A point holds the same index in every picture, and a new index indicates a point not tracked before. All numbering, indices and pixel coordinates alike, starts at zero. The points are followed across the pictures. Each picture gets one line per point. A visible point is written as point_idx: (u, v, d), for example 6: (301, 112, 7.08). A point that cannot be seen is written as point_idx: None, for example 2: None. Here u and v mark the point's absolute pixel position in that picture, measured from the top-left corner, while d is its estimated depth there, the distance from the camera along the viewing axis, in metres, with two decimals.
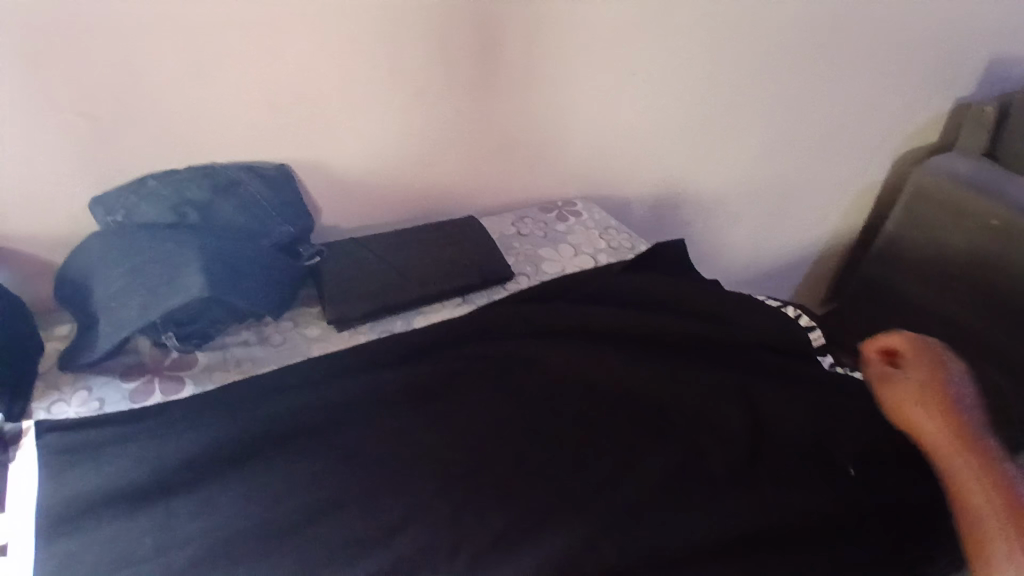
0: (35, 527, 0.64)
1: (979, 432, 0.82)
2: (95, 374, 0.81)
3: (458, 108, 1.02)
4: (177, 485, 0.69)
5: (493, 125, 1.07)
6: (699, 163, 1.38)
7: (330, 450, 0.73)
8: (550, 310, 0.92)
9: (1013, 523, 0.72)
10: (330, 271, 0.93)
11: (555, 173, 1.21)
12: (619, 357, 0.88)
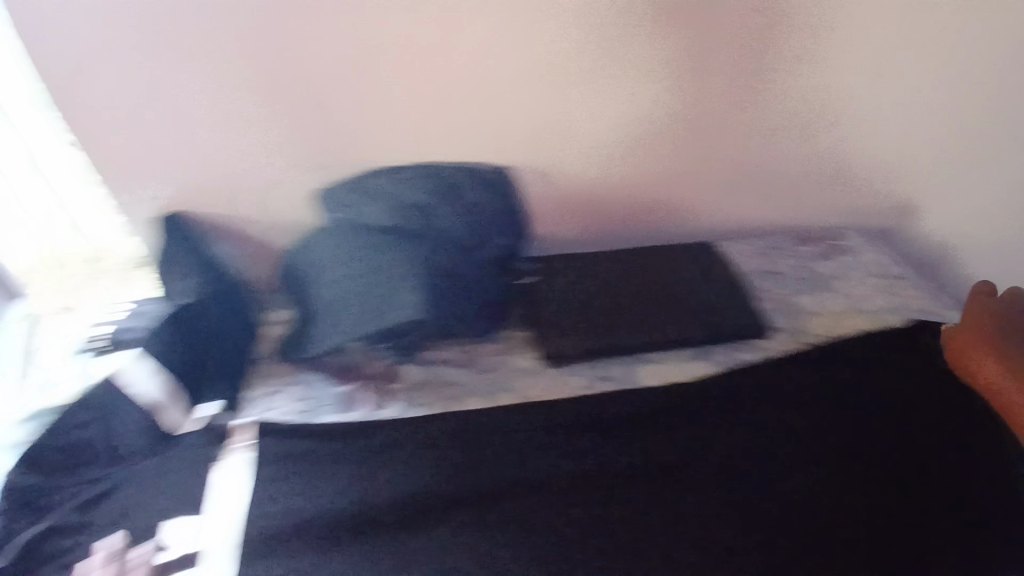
0: (235, 542, 0.60)
1: None
2: (309, 370, 0.77)
3: (717, 114, 0.83)
4: (370, 529, 0.61)
5: (755, 136, 0.86)
6: None
7: (534, 528, 0.60)
8: (811, 386, 0.72)
9: None
10: (546, 295, 0.81)
11: (819, 198, 0.95)
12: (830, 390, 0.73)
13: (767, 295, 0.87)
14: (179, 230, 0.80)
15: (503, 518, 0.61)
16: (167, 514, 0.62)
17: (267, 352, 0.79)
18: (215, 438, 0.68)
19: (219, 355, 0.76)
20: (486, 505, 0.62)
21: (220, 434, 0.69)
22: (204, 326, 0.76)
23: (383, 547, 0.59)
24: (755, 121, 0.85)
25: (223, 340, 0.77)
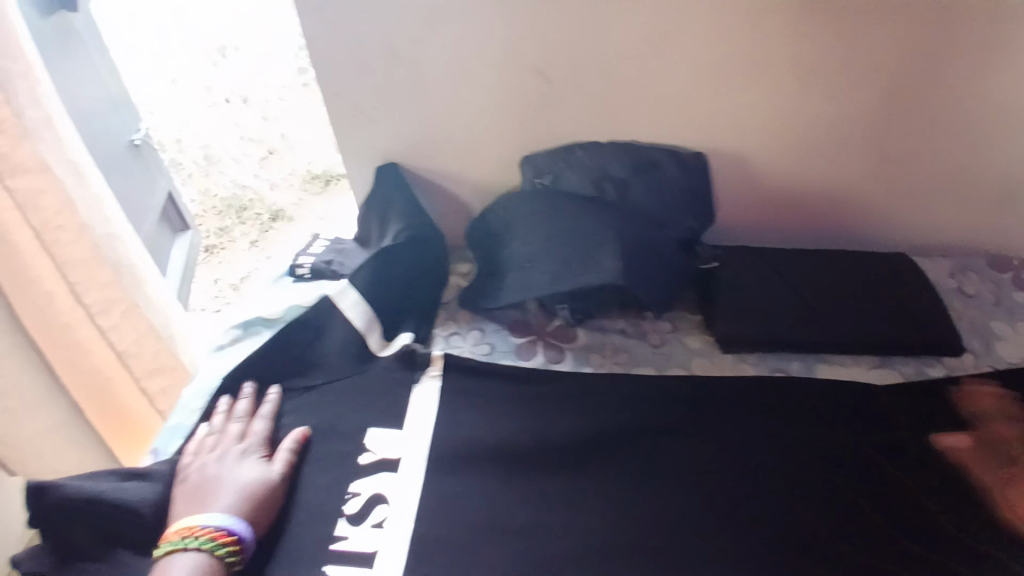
0: (428, 458, 0.65)
1: None
2: (488, 320, 0.83)
3: (930, 120, 0.80)
4: (543, 465, 0.64)
5: (967, 147, 0.82)
6: None
7: (702, 498, 0.61)
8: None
9: None
10: (726, 280, 0.80)
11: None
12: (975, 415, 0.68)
13: (957, 315, 0.82)
14: (392, 175, 0.88)
15: (670, 482, 0.63)
16: (370, 426, 0.68)
17: (453, 298, 0.86)
18: (410, 363, 0.73)
19: (417, 293, 0.82)
20: (653, 466, 0.64)
21: (417, 361, 0.74)
22: (402, 264, 0.81)
23: (554, 486, 0.63)
24: (976, 134, 0.80)
25: (419, 280, 0.83)
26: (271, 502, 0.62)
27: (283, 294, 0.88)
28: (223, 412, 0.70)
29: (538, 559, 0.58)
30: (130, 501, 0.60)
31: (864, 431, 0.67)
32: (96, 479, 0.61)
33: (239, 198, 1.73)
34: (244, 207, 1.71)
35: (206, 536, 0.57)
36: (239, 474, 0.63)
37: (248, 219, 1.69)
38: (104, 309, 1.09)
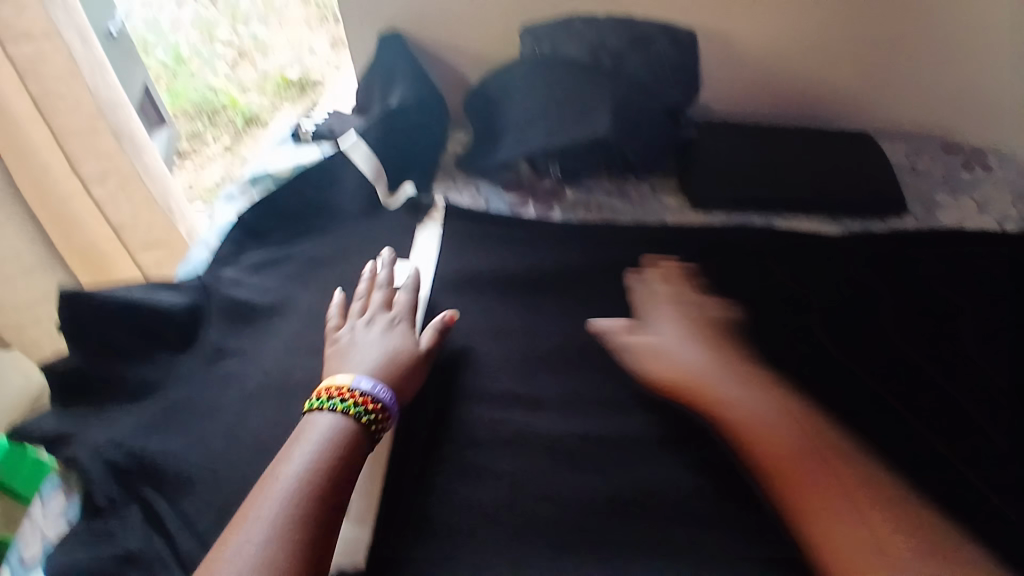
0: (429, 282, 0.73)
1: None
2: (482, 179, 0.89)
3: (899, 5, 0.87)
4: (527, 290, 0.72)
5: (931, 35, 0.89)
6: None
7: (664, 314, 0.70)
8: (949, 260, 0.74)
9: None
10: (704, 147, 0.88)
11: (980, 114, 0.94)
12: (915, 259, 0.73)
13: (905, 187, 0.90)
14: (394, 39, 0.92)
15: (636, 302, 0.71)
16: (379, 259, 0.75)
17: (452, 161, 0.92)
18: (414, 208, 0.80)
19: (422, 151, 0.87)
20: (621, 288, 0.72)
21: (421, 207, 0.81)
22: (410, 120, 0.85)
23: (535, 305, 0.71)
24: (940, 21, 0.87)
25: (424, 140, 0.88)
26: (417, 375, 0.60)
27: (288, 155, 0.92)
28: (368, 279, 0.68)
29: (516, 357, 0.66)
30: (165, 305, 0.67)
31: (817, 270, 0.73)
32: (137, 288, 0.68)
33: (208, 100, 1.56)
34: (214, 109, 1.57)
35: (342, 397, 0.53)
36: (384, 338, 0.61)
37: (219, 123, 1.59)
38: (100, 179, 1.09)
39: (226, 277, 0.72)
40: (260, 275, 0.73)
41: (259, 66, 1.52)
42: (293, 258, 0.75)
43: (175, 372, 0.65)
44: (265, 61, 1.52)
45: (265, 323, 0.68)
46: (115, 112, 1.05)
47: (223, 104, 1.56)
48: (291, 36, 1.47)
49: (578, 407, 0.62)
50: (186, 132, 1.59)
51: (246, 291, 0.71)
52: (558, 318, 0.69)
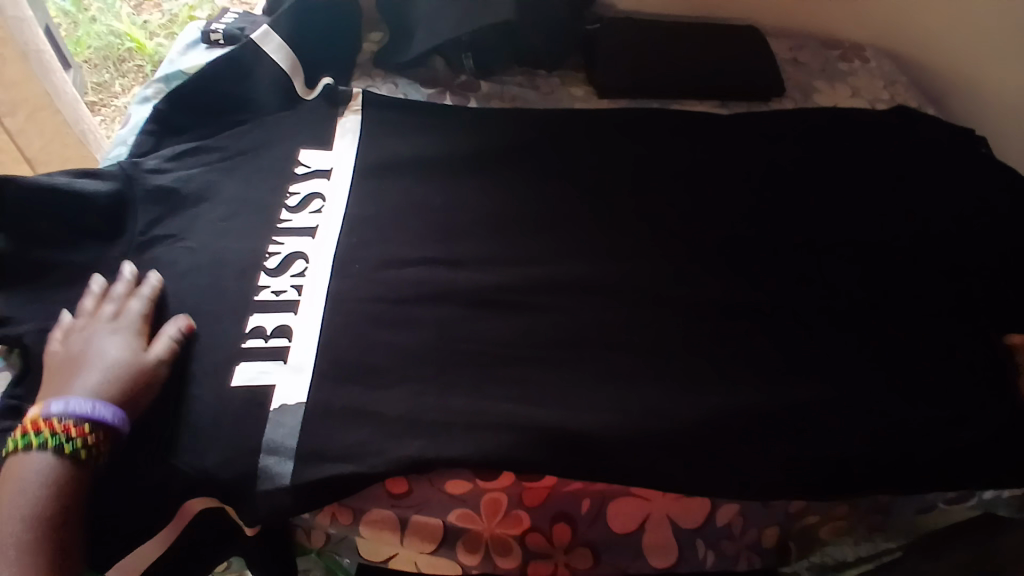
0: (351, 167, 0.76)
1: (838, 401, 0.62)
2: (400, 76, 0.91)
3: None
4: (441, 169, 0.77)
5: None
6: None
7: (568, 184, 0.76)
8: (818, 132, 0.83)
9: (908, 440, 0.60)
10: (608, 38, 0.92)
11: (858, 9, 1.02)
12: (789, 140, 0.82)
13: (788, 75, 0.98)
14: None
15: (544, 176, 0.77)
16: (299, 148, 0.78)
17: (368, 59, 0.93)
18: (334, 98, 0.83)
19: (337, 45, 0.89)
20: (530, 167, 0.78)
21: (340, 98, 0.83)
22: (321, 13, 0.87)
23: (448, 181, 0.76)
24: None
25: (337, 35, 0.90)
26: (149, 384, 0.55)
27: (200, 57, 0.91)
28: (97, 292, 0.61)
29: (431, 227, 0.71)
30: (85, 191, 0.68)
31: (706, 147, 0.81)
32: (54, 176, 0.69)
33: (113, 45, 1.35)
34: (120, 54, 1.36)
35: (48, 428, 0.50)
36: (108, 351, 0.55)
37: (129, 72, 1.37)
38: (10, 109, 1.02)
39: (145, 164, 0.72)
40: (178, 163, 0.75)
41: (166, 10, 1.38)
42: (211, 148, 0.77)
43: (106, 256, 0.67)
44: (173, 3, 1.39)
45: (190, 206, 0.71)
46: (20, 29, 0.97)
47: (130, 49, 1.36)
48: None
49: (496, 264, 0.68)
50: (94, 84, 1.35)
51: (167, 178, 0.72)
52: (470, 192, 0.75)
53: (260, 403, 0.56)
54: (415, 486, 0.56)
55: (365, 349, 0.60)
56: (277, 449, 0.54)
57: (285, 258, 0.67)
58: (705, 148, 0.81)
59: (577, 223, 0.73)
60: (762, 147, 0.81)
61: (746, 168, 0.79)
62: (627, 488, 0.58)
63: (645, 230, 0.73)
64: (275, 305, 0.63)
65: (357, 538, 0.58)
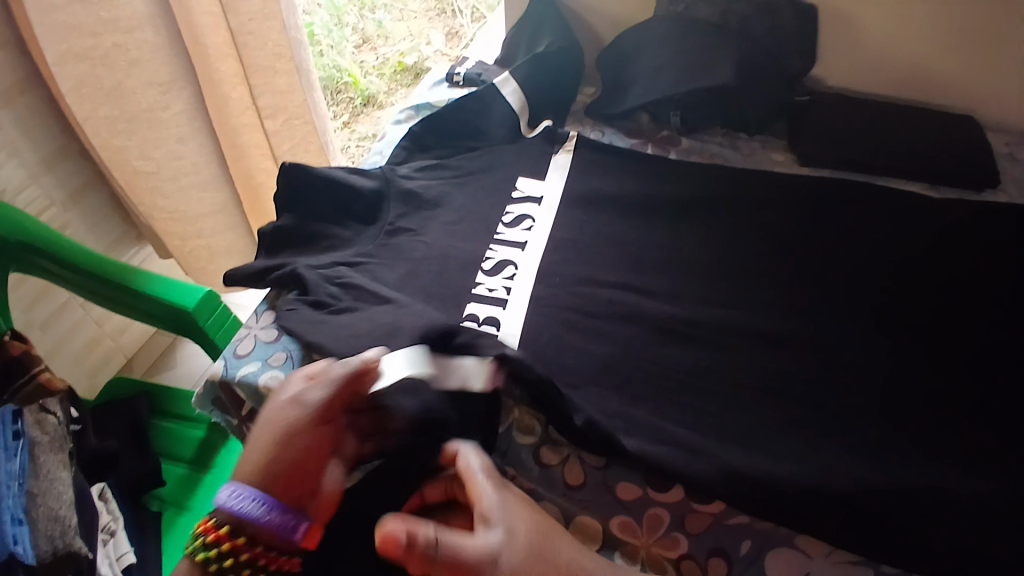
0: (559, 196, 0.87)
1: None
2: (608, 125, 1.02)
3: None
4: (635, 209, 0.85)
5: None
6: None
7: (757, 240, 0.80)
8: None
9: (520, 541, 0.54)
10: (815, 111, 0.96)
11: None
12: (1007, 232, 0.78)
13: (1012, 166, 0.92)
14: None
15: (732, 230, 0.81)
16: (518, 175, 0.90)
17: (580, 109, 1.05)
18: (552, 137, 0.95)
19: (557, 95, 1.02)
20: (720, 219, 0.83)
21: (556, 138, 0.95)
22: (553, 66, 1.01)
23: (641, 222, 0.83)
24: None
25: (561, 87, 1.03)
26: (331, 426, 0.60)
27: (443, 94, 1.09)
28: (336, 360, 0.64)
29: (621, 258, 0.78)
30: (356, 185, 0.85)
31: (908, 225, 0.80)
32: (334, 169, 0.86)
33: (334, 77, 1.70)
34: (338, 86, 1.71)
35: (208, 536, 0.56)
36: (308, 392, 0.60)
37: (341, 102, 1.72)
38: (271, 112, 1.28)
39: (399, 172, 0.89)
40: (423, 174, 0.90)
41: (380, 53, 1.74)
42: (449, 166, 0.92)
43: (360, 236, 0.83)
44: (388, 48, 1.74)
45: (427, 209, 0.85)
46: (297, 50, 1.21)
47: (347, 82, 1.71)
48: (414, 29, 1.74)
49: (678, 300, 0.73)
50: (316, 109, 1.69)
51: (414, 184, 0.88)
52: (660, 234, 0.81)
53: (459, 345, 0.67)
54: (589, 478, 0.63)
55: (560, 351, 0.69)
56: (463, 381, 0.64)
57: (497, 263, 0.78)
58: (907, 226, 0.80)
59: (764, 278, 0.76)
60: (974, 233, 0.78)
61: (953, 252, 0.77)
62: (790, 535, 0.58)
63: (833, 293, 0.74)
64: (487, 300, 0.74)
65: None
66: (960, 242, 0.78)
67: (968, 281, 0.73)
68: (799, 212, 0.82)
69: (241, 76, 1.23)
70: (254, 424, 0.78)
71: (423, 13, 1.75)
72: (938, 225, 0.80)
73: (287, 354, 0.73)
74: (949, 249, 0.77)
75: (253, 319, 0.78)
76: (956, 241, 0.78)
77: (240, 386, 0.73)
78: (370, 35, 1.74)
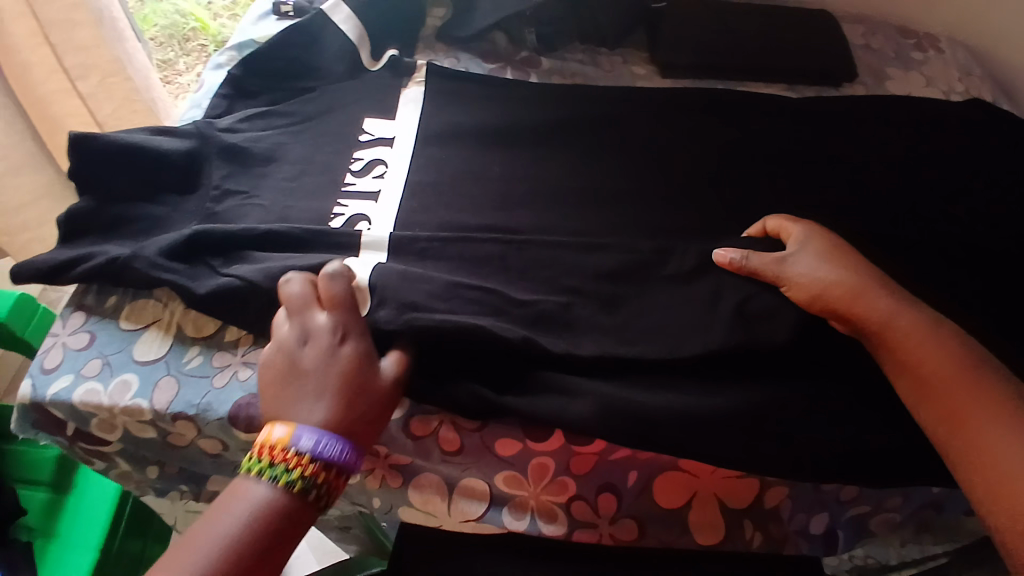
0: (414, 135, 0.78)
1: (548, 489, 0.59)
2: (462, 50, 0.92)
3: None
4: (498, 141, 0.78)
5: None
6: None
7: (624, 163, 0.76)
8: (878, 122, 0.81)
9: (529, 472, 0.58)
10: (672, 19, 0.91)
11: None
12: (851, 131, 0.80)
13: (861, 60, 0.93)
14: None
15: (597, 155, 0.77)
16: (364, 116, 0.79)
17: (430, 33, 0.94)
18: (398, 69, 0.84)
19: (399, 16, 0.90)
20: (584, 143, 0.78)
21: (404, 70, 0.85)
22: None
23: (505, 156, 0.76)
24: None
25: (404, 7, 0.91)
26: (363, 392, 0.53)
27: (270, 28, 0.93)
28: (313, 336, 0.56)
29: (487, 198, 0.72)
30: (163, 149, 0.73)
31: (766, 131, 0.80)
32: (137, 133, 0.74)
33: (177, 24, 1.42)
34: (185, 33, 1.42)
35: (281, 459, 0.49)
36: (317, 321, 0.55)
37: (193, 51, 1.43)
38: (83, 73, 1.05)
39: (218, 125, 0.77)
40: (251, 124, 0.78)
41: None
42: (281, 112, 0.80)
43: (178, 212, 0.72)
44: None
45: (260, 166, 0.75)
46: None
47: (194, 28, 1.43)
48: None
49: (549, 234, 0.69)
50: (158, 61, 1.41)
51: (238, 138, 0.76)
52: (523, 166, 0.76)
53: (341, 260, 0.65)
54: (467, 442, 0.59)
55: (435, 296, 0.61)
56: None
57: (348, 219, 0.70)
58: (766, 132, 0.79)
59: (636, 201, 0.73)
60: (822, 134, 0.79)
61: (807, 155, 0.77)
62: (675, 461, 0.58)
63: (699, 208, 0.72)
64: (340, 245, 0.66)
65: (407, 506, 0.62)
66: (812, 142, 0.79)
67: (825, 184, 0.75)
68: (664, 129, 0.79)
69: (40, 37, 0.99)
70: (86, 443, 0.70)
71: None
72: (793, 130, 0.80)
73: (104, 360, 0.66)
74: (807, 153, 0.78)
75: (60, 325, 0.69)
76: (809, 142, 0.79)
77: (54, 406, 0.64)
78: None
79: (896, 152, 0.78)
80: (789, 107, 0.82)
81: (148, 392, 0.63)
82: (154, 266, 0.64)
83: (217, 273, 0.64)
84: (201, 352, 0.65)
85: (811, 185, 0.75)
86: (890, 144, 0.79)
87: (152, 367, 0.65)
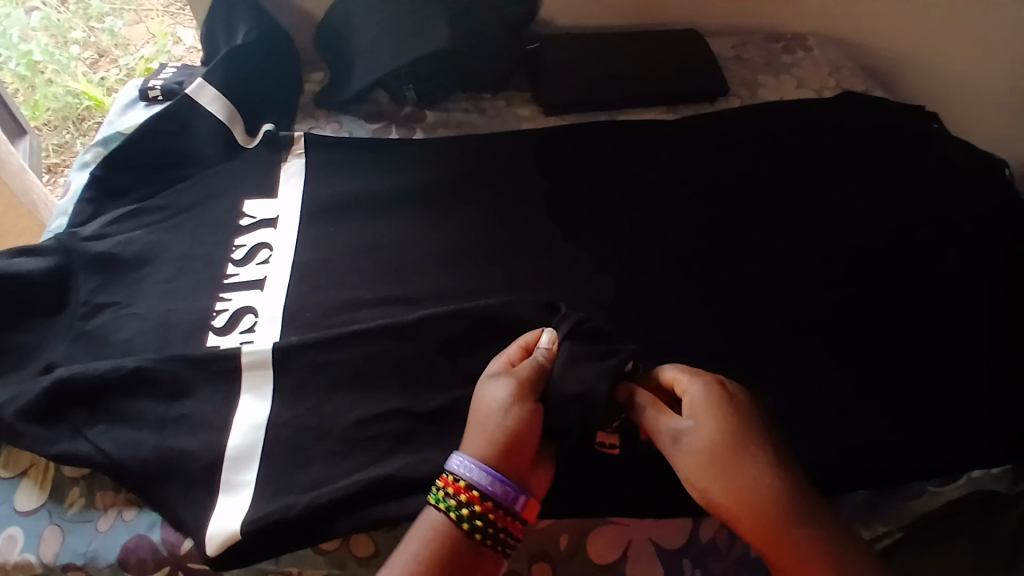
0: (301, 212, 0.74)
1: None
2: (344, 114, 0.89)
3: None
4: (387, 205, 0.76)
5: None
6: (965, 33, 1.01)
7: (516, 210, 0.76)
8: (754, 135, 0.84)
9: None
10: (548, 57, 0.92)
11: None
12: (731, 148, 0.83)
13: (734, 73, 0.96)
14: None
15: (488, 206, 0.76)
16: (243, 199, 0.76)
17: (309, 101, 0.91)
18: (275, 144, 0.81)
19: (270, 89, 0.87)
20: (474, 195, 0.77)
21: (282, 143, 0.81)
22: (255, 61, 0.85)
23: (394, 220, 0.74)
24: None
25: (273, 77, 0.88)
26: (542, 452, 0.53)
27: (139, 117, 0.88)
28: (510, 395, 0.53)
29: (380, 268, 0.70)
30: (22, 271, 0.67)
31: (652, 158, 0.81)
32: None
33: (71, 104, 1.28)
34: (80, 113, 1.28)
35: (460, 495, 0.49)
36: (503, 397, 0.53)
37: (89, 130, 1.28)
38: None
39: (82, 234, 0.72)
40: (120, 226, 0.74)
41: (123, 64, 1.31)
42: (153, 208, 0.76)
43: (47, 335, 0.67)
44: (130, 56, 1.31)
45: (133, 272, 0.70)
46: None
47: (89, 106, 1.28)
48: (155, 28, 1.33)
49: (446, 297, 0.68)
50: (55, 146, 1.28)
51: (106, 243, 0.71)
52: (413, 227, 0.74)
53: (225, 403, 0.59)
54: (381, 544, 0.55)
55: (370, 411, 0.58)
56: (243, 460, 0.56)
57: (233, 315, 0.66)
58: (651, 161, 0.80)
59: (532, 249, 0.72)
60: (703, 156, 0.81)
61: (692, 179, 0.79)
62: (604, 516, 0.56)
63: (595, 246, 0.72)
64: (221, 379, 0.60)
65: None
66: (694, 165, 0.80)
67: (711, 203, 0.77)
68: (552, 170, 0.79)
69: None
70: None
71: (162, 10, 1.35)
72: (675, 155, 0.81)
73: None
74: (692, 175, 0.79)
75: None
76: (692, 165, 0.80)
77: None
78: (106, 47, 1.32)
79: (773, 164, 0.81)
80: (670, 131, 0.84)
81: (36, 544, 0.57)
82: (12, 434, 0.58)
83: (86, 427, 0.58)
84: (81, 493, 0.58)
85: (698, 207, 0.76)
86: (766, 157, 0.82)
87: (36, 517, 0.58)
